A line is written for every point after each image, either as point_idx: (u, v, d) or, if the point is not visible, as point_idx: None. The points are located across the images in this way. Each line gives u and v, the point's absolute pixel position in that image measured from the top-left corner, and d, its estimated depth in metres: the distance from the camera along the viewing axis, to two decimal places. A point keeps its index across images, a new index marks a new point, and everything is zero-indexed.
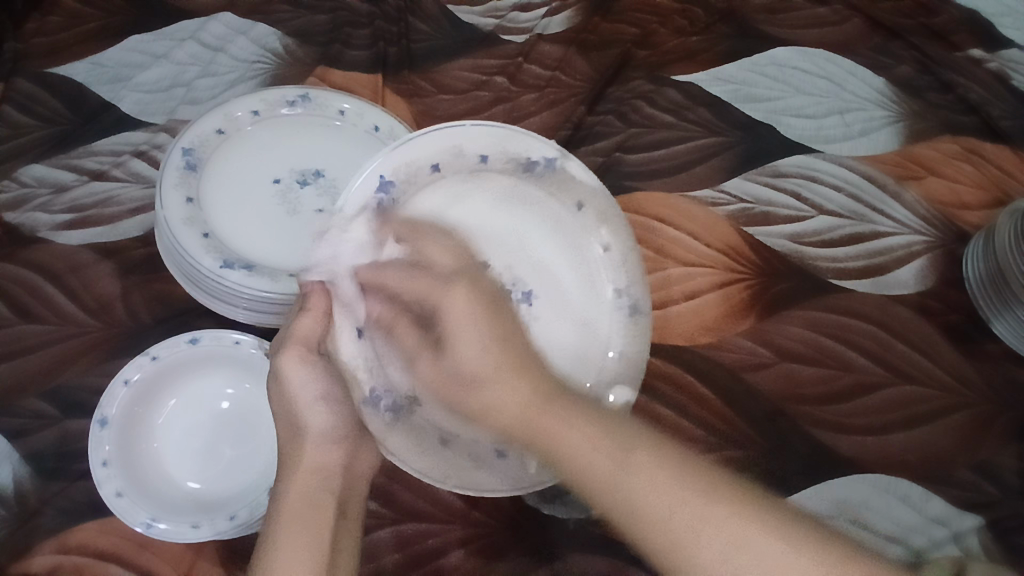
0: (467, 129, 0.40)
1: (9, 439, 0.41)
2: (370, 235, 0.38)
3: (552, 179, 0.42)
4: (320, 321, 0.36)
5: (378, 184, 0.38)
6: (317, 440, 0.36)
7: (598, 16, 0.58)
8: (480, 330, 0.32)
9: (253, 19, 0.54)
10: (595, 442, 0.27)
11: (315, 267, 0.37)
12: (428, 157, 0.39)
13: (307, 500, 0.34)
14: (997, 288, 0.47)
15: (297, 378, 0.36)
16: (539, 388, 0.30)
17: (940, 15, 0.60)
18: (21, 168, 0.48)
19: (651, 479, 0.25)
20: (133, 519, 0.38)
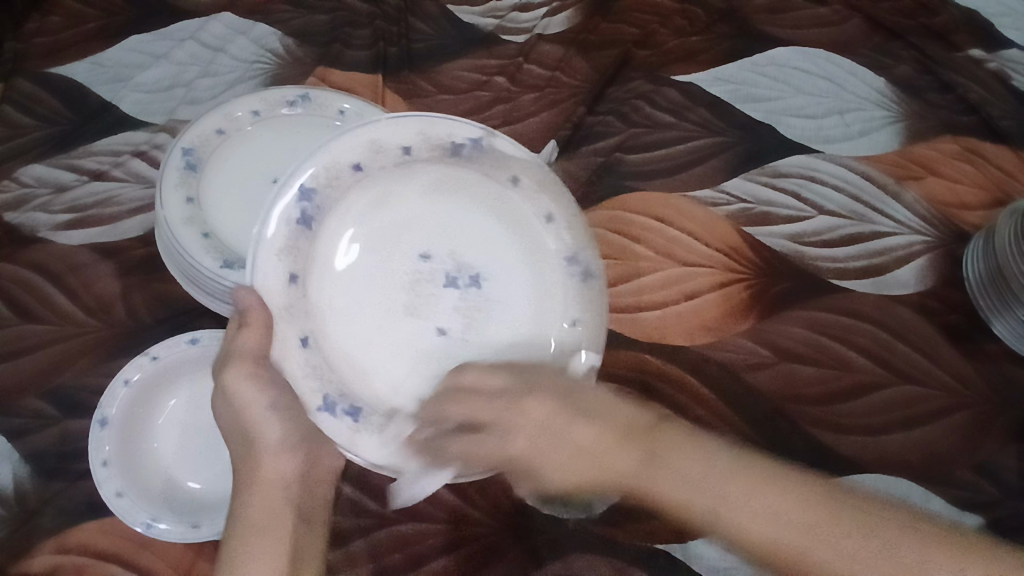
0: (379, 124, 0.37)
1: (9, 439, 0.41)
2: (299, 246, 0.36)
3: (483, 158, 0.40)
4: (263, 336, 0.35)
5: (298, 194, 0.36)
6: (273, 453, 0.37)
7: (597, 16, 0.58)
8: (561, 441, 0.37)
9: (253, 19, 0.54)
10: (736, 516, 0.30)
11: (247, 287, 0.35)
12: (346, 158, 0.37)
13: (265, 512, 0.36)
14: (997, 288, 0.46)
15: (246, 390, 0.37)
16: (677, 462, 0.33)
17: (940, 16, 0.60)
18: (22, 168, 0.48)
19: (758, 518, 0.29)
20: (133, 519, 0.39)
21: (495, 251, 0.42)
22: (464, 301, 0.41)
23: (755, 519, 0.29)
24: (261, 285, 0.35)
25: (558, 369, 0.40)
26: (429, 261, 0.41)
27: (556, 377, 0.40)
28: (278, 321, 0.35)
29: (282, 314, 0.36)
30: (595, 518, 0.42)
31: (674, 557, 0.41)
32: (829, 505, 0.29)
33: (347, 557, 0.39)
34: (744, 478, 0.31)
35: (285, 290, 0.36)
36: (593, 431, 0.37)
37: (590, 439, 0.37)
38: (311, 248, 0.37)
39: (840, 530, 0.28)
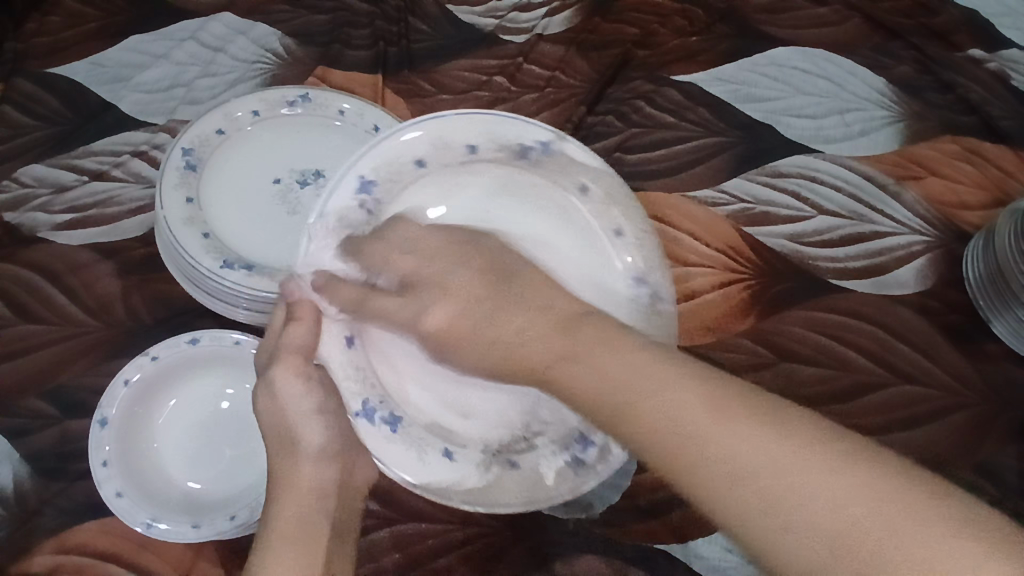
0: (451, 121, 0.39)
1: (9, 439, 0.41)
2: (357, 239, 0.38)
3: (550, 164, 0.40)
4: (311, 330, 0.36)
5: (358, 185, 0.38)
6: (312, 458, 0.35)
7: (598, 16, 0.58)
8: (513, 313, 0.32)
9: (253, 19, 0.54)
10: (719, 430, 0.24)
11: (298, 278, 0.37)
12: (413, 151, 0.39)
13: (302, 524, 0.32)
14: (997, 288, 0.46)
15: (293, 390, 0.36)
16: (621, 353, 0.27)
17: (940, 15, 0.60)
18: (22, 168, 0.48)
19: (678, 445, 0.24)
20: (133, 519, 0.39)
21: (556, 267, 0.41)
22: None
23: (708, 452, 0.23)
24: (313, 272, 0.37)
25: None
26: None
27: None
28: (327, 316, 0.37)
29: (330, 308, 0.37)
30: (596, 519, 0.42)
31: (674, 557, 0.41)
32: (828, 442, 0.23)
33: None
34: (714, 401, 0.24)
35: None
36: (541, 320, 0.31)
37: (508, 326, 0.32)
38: None
39: (824, 465, 0.22)
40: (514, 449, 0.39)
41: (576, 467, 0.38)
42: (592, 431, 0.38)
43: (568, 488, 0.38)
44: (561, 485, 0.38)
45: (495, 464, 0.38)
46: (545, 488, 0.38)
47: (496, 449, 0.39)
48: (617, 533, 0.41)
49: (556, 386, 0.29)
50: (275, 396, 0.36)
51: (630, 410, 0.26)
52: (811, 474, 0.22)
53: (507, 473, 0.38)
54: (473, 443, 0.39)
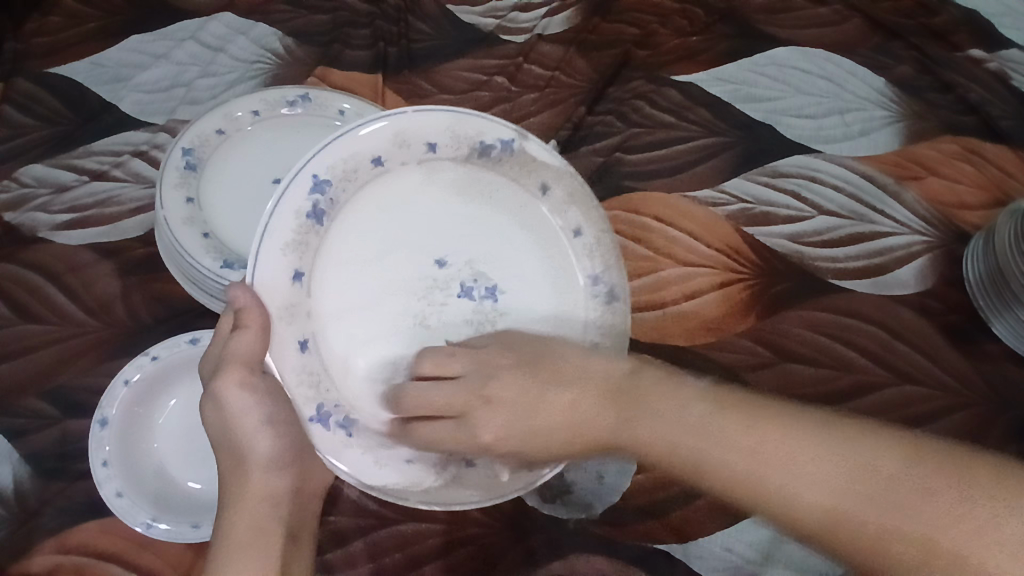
0: (409, 117, 0.38)
1: (9, 439, 0.41)
2: (306, 239, 0.36)
3: (511, 161, 0.40)
4: (259, 336, 0.34)
5: (313, 184, 0.36)
6: (264, 468, 0.35)
7: (597, 16, 0.58)
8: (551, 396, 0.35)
9: (252, 19, 0.54)
10: (793, 475, 0.26)
11: (246, 285, 0.34)
12: (369, 150, 0.37)
13: (255, 530, 0.32)
14: (997, 288, 0.46)
15: (241, 400, 0.35)
16: (688, 405, 0.30)
17: (940, 15, 0.60)
18: (22, 168, 0.48)
19: (741, 463, 0.27)
20: (133, 519, 0.39)
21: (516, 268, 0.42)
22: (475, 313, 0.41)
23: (787, 479, 0.26)
24: (260, 283, 0.35)
25: None
26: (445, 267, 0.41)
27: None
28: (276, 322, 0.35)
29: (280, 314, 0.36)
30: (595, 518, 0.42)
31: (674, 557, 0.41)
32: (840, 437, 0.26)
33: (347, 557, 0.39)
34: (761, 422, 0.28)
35: (288, 286, 0.36)
36: (665, 403, 0.31)
37: (572, 407, 0.35)
38: (319, 241, 0.37)
39: (871, 485, 0.25)
40: None
41: (531, 463, 0.37)
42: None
43: (524, 484, 0.38)
44: (516, 480, 0.37)
45: (452, 464, 0.38)
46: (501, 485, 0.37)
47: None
48: (617, 533, 0.41)
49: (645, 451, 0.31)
50: (219, 406, 0.35)
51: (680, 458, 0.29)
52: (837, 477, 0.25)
53: (464, 472, 0.38)
54: None
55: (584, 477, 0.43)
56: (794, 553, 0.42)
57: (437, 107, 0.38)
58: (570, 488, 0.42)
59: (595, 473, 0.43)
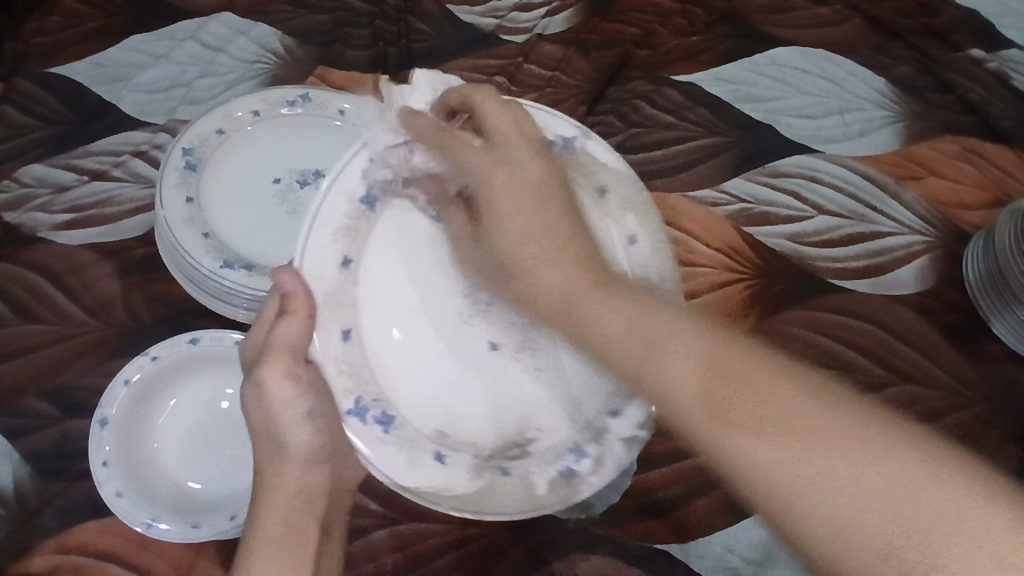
0: (462, 111, 0.39)
1: (9, 439, 0.41)
2: (357, 225, 0.36)
3: (569, 161, 0.41)
4: (303, 322, 0.35)
5: (367, 170, 0.37)
6: (301, 463, 0.38)
7: (598, 16, 0.58)
8: (569, 321, 0.36)
9: (253, 19, 0.54)
10: (734, 422, 0.29)
11: (294, 269, 0.35)
12: (427, 144, 0.38)
13: (291, 523, 0.36)
14: (997, 288, 0.46)
15: (284, 393, 0.37)
16: (702, 337, 0.32)
17: (940, 15, 0.60)
18: (22, 168, 0.48)
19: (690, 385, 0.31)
20: (133, 519, 0.39)
21: None
22: (518, 317, 0.39)
23: (787, 423, 0.28)
24: (307, 267, 0.35)
25: (614, 410, 0.37)
26: (486, 269, 0.40)
27: (611, 418, 0.37)
28: (321, 308, 0.35)
29: (326, 300, 0.35)
30: (596, 519, 0.42)
31: (674, 557, 0.41)
32: (804, 388, 0.29)
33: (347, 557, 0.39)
34: (768, 366, 0.30)
35: (336, 272, 0.36)
36: (632, 311, 0.34)
37: (597, 331, 0.35)
38: (369, 230, 0.37)
39: (861, 441, 0.27)
40: (506, 457, 0.36)
41: (569, 477, 0.35)
42: (586, 443, 0.36)
43: (559, 498, 0.35)
44: (553, 494, 0.35)
45: (486, 471, 0.35)
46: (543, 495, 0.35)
47: (489, 455, 0.36)
48: (618, 533, 0.41)
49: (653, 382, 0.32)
50: (263, 397, 0.38)
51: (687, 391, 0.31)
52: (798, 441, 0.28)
53: (499, 479, 0.35)
54: (465, 448, 0.36)
55: None
56: None
57: (495, 102, 0.40)
58: None
59: None
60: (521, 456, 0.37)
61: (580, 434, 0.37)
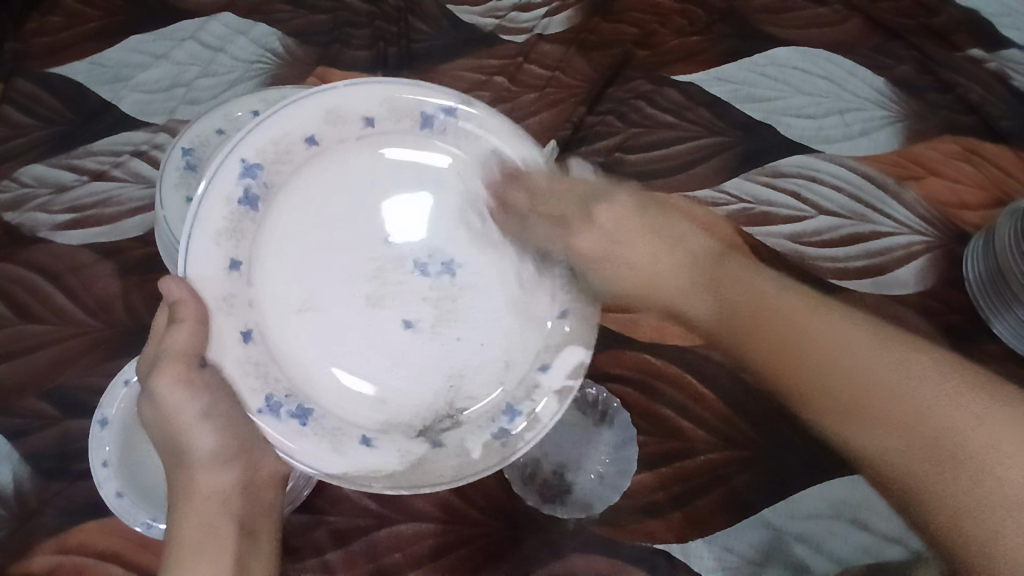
0: (341, 90, 0.35)
1: (9, 439, 0.41)
2: (241, 226, 0.34)
3: (455, 133, 0.38)
4: (196, 331, 0.33)
5: (241, 169, 0.34)
6: (207, 464, 0.36)
7: (597, 16, 0.58)
8: (632, 239, 0.40)
9: (252, 18, 0.54)
10: (729, 280, 0.35)
11: (179, 278, 0.33)
12: (300, 129, 0.35)
13: (201, 526, 0.34)
14: (997, 288, 0.46)
15: (177, 399, 0.35)
16: (877, 344, 0.30)
17: (940, 15, 0.60)
18: (22, 168, 0.48)
19: (686, 276, 0.38)
20: (133, 519, 0.39)
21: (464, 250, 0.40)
22: (433, 290, 0.39)
23: (909, 422, 0.27)
24: (195, 274, 0.33)
25: (512, 410, 0.37)
26: (395, 246, 0.39)
27: (510, 420, 0.37)
28: (213, 313, 0.34)
29: (220, 305, 0.34)
30: (595, 519, 0.42)
31: (674, 557, 0.41)
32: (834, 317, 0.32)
33: (348, 556, 0.40)
34: (883, 347, 0.30)
35: (224, 277, 0.34)
36: (676, 264, 0.39)
37: (636, 254, 0.40)
38: (255, 228, 0.35)
39: (892, 357, 0.29)
40: (438, 429, 0.37)
41: (504, 438, 0.36)
42: (518, 402, 0.37)
43: (496, 460, 0.35)
44: (489, 456, 0.35)
45: (418, 444, 0.36)
46: (472, 463, 0.35)
47: (419, 429, 0.37)
48: (617, 533, 0.41)
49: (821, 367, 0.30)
50: (161, 406, 0.36)
51: (868, 401, 0.28)
52: (821, 327, 0.31)
53: (432, 454, 0.36)
54: (393, 428, 0.36)
55: (584, 478, 0.43)
56: (794, 553, 0.42)
57: (369, 78, 0.36)
58: (570, 488, 0.42)
59: (594, 473, 0.43)
60: (452, 427, 0.37)
61: (479, 422, 0.37)
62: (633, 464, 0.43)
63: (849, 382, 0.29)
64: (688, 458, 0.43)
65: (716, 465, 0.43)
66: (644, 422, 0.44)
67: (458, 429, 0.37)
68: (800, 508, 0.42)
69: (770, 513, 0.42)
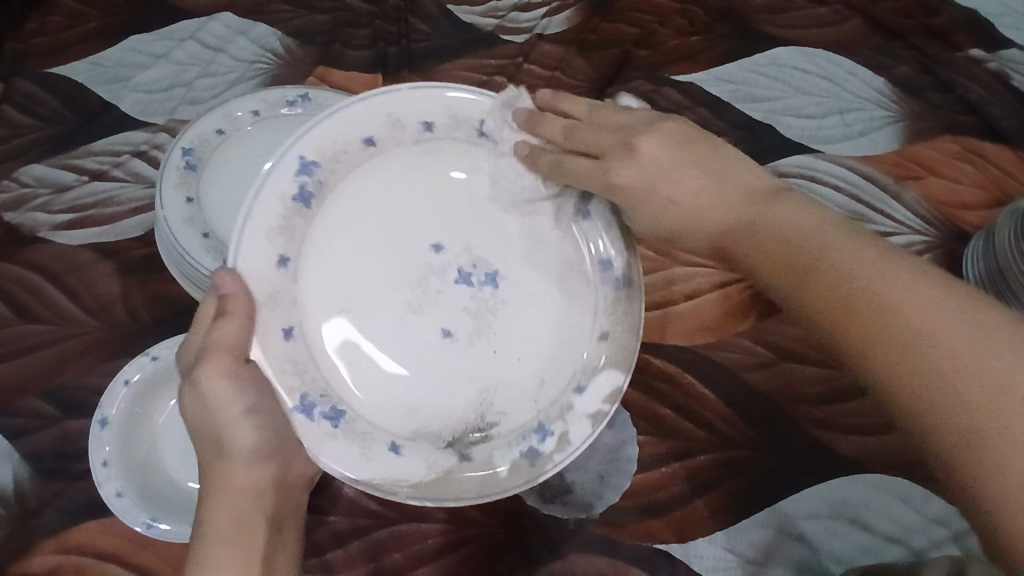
0: (401, 95, 0.37)
1: (9, 439, 0.41)
2: (294, 225, 0.34)
3: (505, 151, 0.39)
4: (244, 327, 0.32)
5: (299, 165, 0.34)
6: (246, 459, 0.33)
7: (598, 16, 0.58)
8: (672, 174, 0.36)
9: (253, 19, 0.54)
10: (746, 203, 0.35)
11: (230, 269, 0.33)
12: (359, 131, 0.36)
13: (233, 522, 0.31)
14: (996, 288, 0.46)
15: (223, 392, 0.33)
16: (885, 260, 0.30)
17: (940, 16, 0.60)
18: (21, 168, 0.48)
19: (688, 185, 0.36)
20: (133, 519, 0.39)
21: (505, 261, 0.40)
22: (474, 300, 0.39)
23: (911, 331, 0.27)
24: (243, 266, 0.33)
25: (543, 428, 0.37)
26: (441, 254, 0.39)
27: (539, 439, 0.37)
28: (261, 307, 0.34)
29: (267, 301, 0.34)
30: (596, 519, 0.42)
31: (674, 557, 0.41)
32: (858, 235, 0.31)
33: (348, 556, 0.40)
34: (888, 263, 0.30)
35: (274, 274, 0.34)
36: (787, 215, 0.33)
37: (674, 188, 0.36)
38: (307, 227, 0.35)
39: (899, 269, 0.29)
40: (467, 441, 0.37)
41: (532, 457, 0.37)
42: (550, 421, 0.37)
43: (523, 480, 0.36)
44: (515, 476, 0.36)
45: (447, 455, 0.36)
46: (500, 481, 0.36)
47: (448, 441, 0.37)
48: (617, 533, 0.41)
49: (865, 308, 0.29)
50: (203, 397, 0.33)
51: (879, 305, 0.29)
52: (817, 235, 0.32)
53: (459, 465, 0.36)
54: (423, 437, 0.37)
55: (584, 477, 0.43)
56: (793, 552, 0.42)
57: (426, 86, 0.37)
58: (570, 488, 0.42)
59: (595, 473, 0.43)
60: (481, 440, 0.37)
61: (508, 438, 0.37)
62: (633, 464, 0.43)
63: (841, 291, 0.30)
64: (687, 458, 0.43)
65: (715, 464, 0.43)
66: (644, 422, 0.44)
67: (488, 443, 0.37)
68: (801, 508, 0.42)
69: (769, 514, 0.42)
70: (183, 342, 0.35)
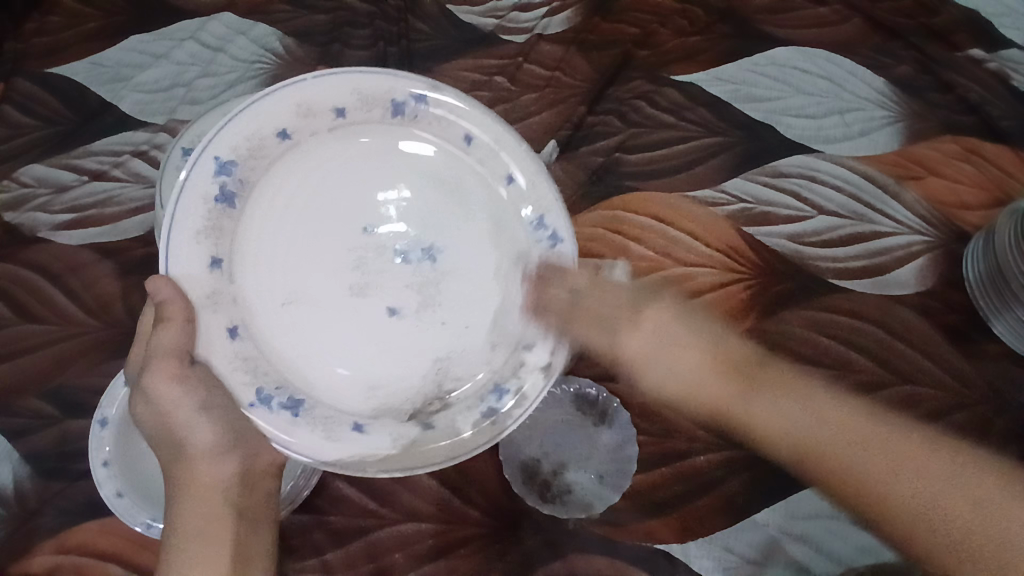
0: (310, 83, 0.36)
1: (9, 439, 0.41)
2: (219, 224, 0.35)
3: (427, 118, 0.38)
4: (183, 330, 0.34)
5: (216, 167, 0.34)
6: (208, 456, 0.35)
7: (597, 16, 0.58)
8: (657, 330, 0.40)
9: (252, 18, 0.54)
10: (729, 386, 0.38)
11: (165, 277, 0.34)
12: (272, 122, 0.36)
13: (200, 521, 0.33)
14: (997, 288, 0.46)
15: (173, 395, 0.34)
16: (828, 421, 0.34)
17: (940, 15, 0.59)
18: (22, 168, 0.48)
19: (664, 352, 0.40)
20: (133, 520, 0.39)
21: (446, 232, 0.40)
22: (417, 275, 0.40)
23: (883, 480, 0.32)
24: (179, 272, 0.34)
25: (499, 390, 0.38)
26: (373, 236, 0.40)
27: (497, 398, 0.38)
28: (199, 310, 0.35)
29: (205, 303, 0.35)
30: (595, 519, 0.42)
31: (674, 557, 0.41)
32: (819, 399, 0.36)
33: (347, 556, 0.40)
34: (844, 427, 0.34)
35: (206, 275, 0.35)
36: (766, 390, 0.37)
37: (653, 348, 0.40)
38: (234, 226, 0.36)
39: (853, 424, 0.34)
40: (427, 412, 0.38)
41: (492, 416, 0.37)
42: (505, 380, 0.38)
43: (487, 437, 0.36)
44: (478, 434, 0.36)
45: (410, 428, 0.37)
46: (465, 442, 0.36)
47: (410, 413, 0.38)
48: (617, 534, 0.41)
49: (822, 462, 0.34)
50: (154, 403, 0.35)
51: (848, 473, 0.33)
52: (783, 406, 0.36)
53: (422, 436, 0.36)
54: (386, 413, 0.37)
55: (584, 478, 0.43)
56: (794, 551, 0.42)
57: (341, 70, 0.36)
58: (570, 488, 0.43)
59: (594, 473, 0.43)
60: (441, 408, 0.38)
61: (467, 403, 0.38)
62: (633, 464, 0.43)
63: (823, 463, 0.34)
64: (687, 458, 0.43)
65: (716, 464, 0.43)
66: (644, 422, 0.44)
67: (447, 411, 0.38)
68: (801, 507, 0.42)
69: (770, 513, 0.42)
70: (131, 352, 0.38)
